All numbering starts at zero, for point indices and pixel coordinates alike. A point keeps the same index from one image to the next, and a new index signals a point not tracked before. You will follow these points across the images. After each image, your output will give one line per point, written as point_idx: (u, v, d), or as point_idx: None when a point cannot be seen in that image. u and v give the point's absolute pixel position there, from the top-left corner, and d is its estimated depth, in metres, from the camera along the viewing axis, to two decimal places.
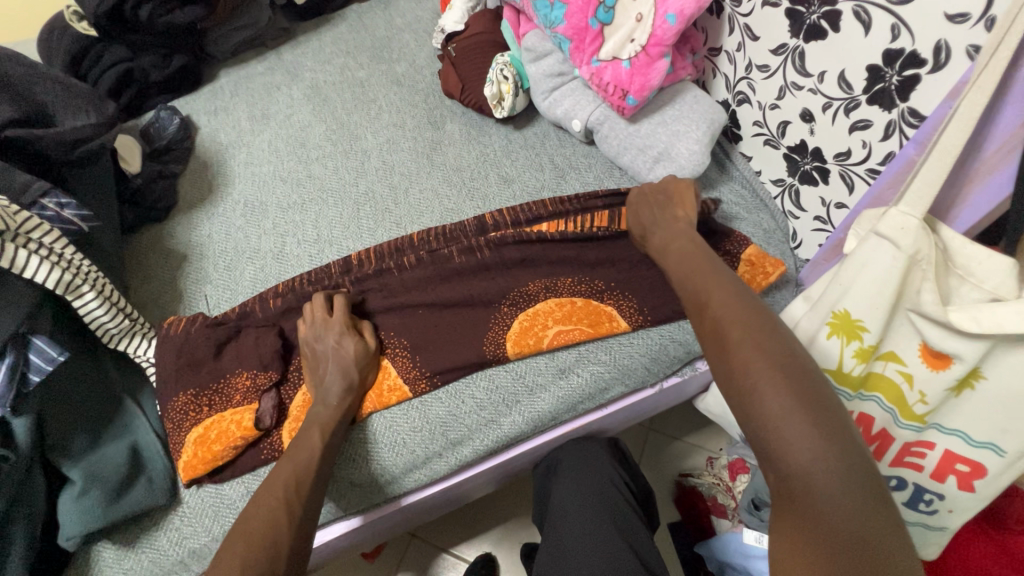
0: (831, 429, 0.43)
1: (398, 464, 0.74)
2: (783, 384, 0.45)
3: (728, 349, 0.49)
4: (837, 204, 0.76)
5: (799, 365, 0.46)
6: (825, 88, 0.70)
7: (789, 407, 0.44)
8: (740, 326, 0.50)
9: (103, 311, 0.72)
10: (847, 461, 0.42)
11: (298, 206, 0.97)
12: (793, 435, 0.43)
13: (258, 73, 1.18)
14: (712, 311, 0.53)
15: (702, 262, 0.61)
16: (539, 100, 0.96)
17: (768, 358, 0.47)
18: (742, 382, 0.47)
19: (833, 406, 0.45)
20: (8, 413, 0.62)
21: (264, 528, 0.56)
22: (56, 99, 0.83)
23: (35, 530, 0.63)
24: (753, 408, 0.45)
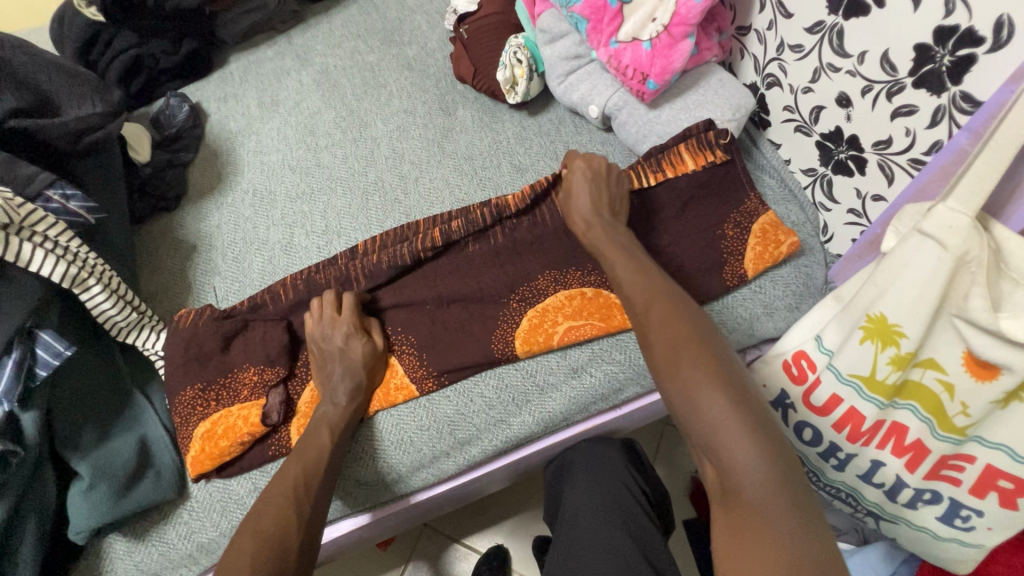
0: (771, 431, 0.43)
1: (406, 462, 0.72)
2: (727, 390, 0.45)
3: (672, 347, 0.49)
4: (873, 196, 0.70)
5: (729, 364, 0.48)
6: (866, 70, 0.64)
7: (736, 412, 0.44)
8: (679, 323, 0.51)
9: (110, 305, 0.72)
10: (757, 424, 0.43)
11: (307, 197, 0.94)
12: (716, 402, 0.44)
13: (268, 58, 1.15)
14: (656, 308, 0.54)
15: (634, 265, 0.61)
16: (554, 84, 0.91)
17: (713, 362, 0.47)
18: (683, 385, 0.47)
19: (738, 373, 0.47)
20: (16, 407, 0.62)
21: (273, 524, 0.55)
22: (60, 88, 0.80)
23: (45, 522, 0.63)
24: (691, 397, 0.46)
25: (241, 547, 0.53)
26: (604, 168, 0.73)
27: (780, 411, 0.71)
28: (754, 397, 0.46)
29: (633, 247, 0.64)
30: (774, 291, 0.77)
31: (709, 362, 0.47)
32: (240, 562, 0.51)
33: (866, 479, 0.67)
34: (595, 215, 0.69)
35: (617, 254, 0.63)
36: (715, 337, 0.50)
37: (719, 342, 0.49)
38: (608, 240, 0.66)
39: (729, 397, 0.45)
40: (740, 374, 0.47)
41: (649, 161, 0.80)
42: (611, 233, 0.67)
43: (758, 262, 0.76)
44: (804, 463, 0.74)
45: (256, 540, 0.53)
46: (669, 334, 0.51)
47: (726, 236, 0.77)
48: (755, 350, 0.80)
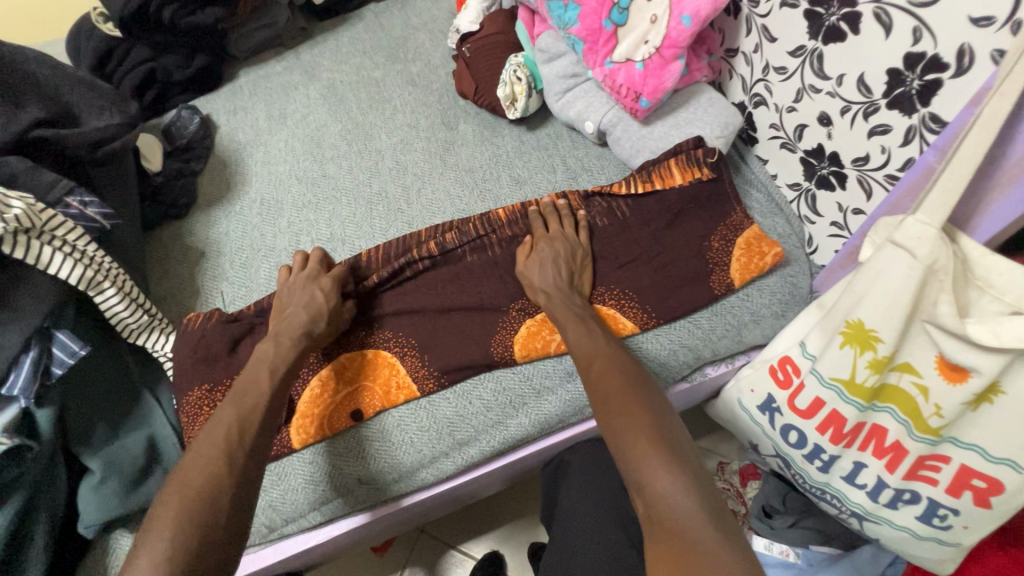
0: (685, 463, 0.54)
1: (405, 462, 0.75)
2: (647, 431, 0.57)
3: (606, 399, 0.62)
4: (854, 210, 0.74)
5: (655, 411, 0.59)
6: (844, 91, 0.68)
7: (653, 450, 0.54)
8: (615, 380, 0.64)
9: (123, 307, 0.74)
10: (672, 454, 0.54)
11: (313, 206, 0.98)
12: (637, 438, 0.56)
13: (277, 72, 1.20)
14: (597, 366, 0.66)
15: (585, 331, 0.71)
16: (552, 101, 0.96)
17: (637, 408, 0.59)
18: (616, 430, 0.58)
19: (663, 419, 0.59)
20: (31, 405, 0.64)
21: (201, 477, 0.57)
22: (81, 99, 0.84)
23: (55, 516, 0.65)
24: (620, 437, 0.57)
25: (172, 501, 0.55)
26: (575, 241, 0.81)
27: (767, 414, 0.76)
28: (675, 437, 0.57)
29: (584, 314, 0.74)
30: (761, 299, 0.80)
31: (635, 410, 0.59)
32: (167, 517, 0.53)
33: (850, 480, 0.71)
34: (558, 280, 0.76)
35: (571, 322, 0.72)
36: (645, 392, 0.62)
37: (649, 396, 0.62)
38: (566, 309, 0.74)
39: (649, 436, 0.56)
40: (665, 420, 0.59)
41: (641, 173, 0.86)
42: (568, 300, 0.75)
43: (745, 272, 0.79)
44: (792, 465, 0.77)
45: (186, 499, 0.55)
46: (608, 387, 0.63)
47: (714, 247, 0.81)
48: (744, 356, 0.82)
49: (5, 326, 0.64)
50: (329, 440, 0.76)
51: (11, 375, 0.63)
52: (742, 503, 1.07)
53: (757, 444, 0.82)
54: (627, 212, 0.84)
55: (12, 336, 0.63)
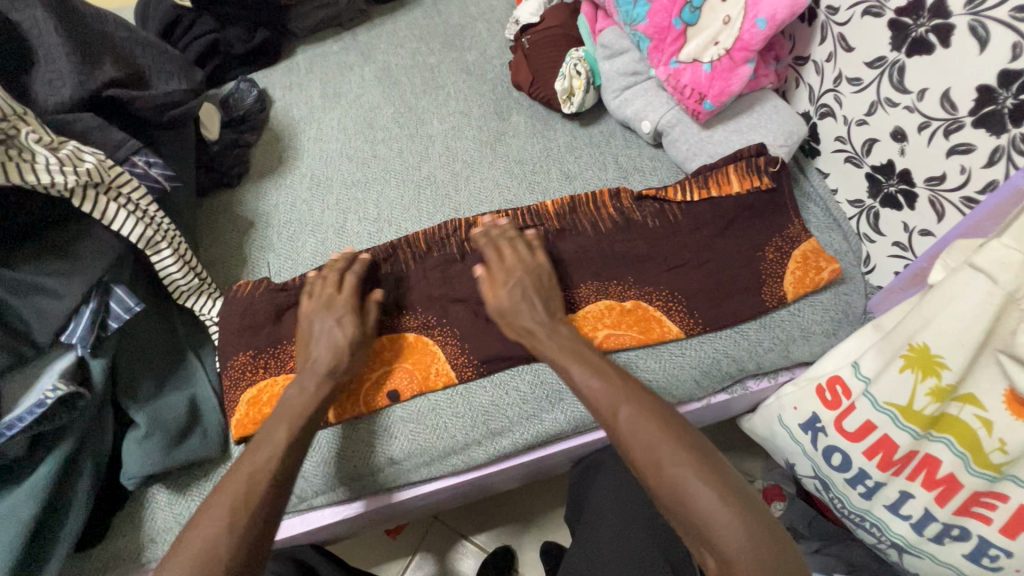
0: (753, 507, 0.53)
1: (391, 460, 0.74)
2: (708, 477, 0.54)
3: (650, 446, 0.57)
4: (920, 231, 0.71)
5: (701, 446, 0.57)
6: (924, 107, 0.66)
7: (725, 504, 0.53)
8: (649, 422, 0.58)
9: (176, 269, 0.75)
10: (735, 498, 0.53)
11: (362, 185, 0.99)
12: (703, 491, 0.53)
13: (334, 52, 1.21)
14: (623, 409, 0.60)
15: (596, 369, 0.64)
16: (609, 98, 0.95)
17: (689, 450, 0.56)
18: (671, 482, 0.55)
19: (709, 452, 0.57)
20: (88, 354, 0.66)
21: (230, 505, 0.55)
22: (152, 64, 0.84)
23: (99, 466, 0.67)
24: (681, 493, 0.54)
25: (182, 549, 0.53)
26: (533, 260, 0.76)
27: (809, 434, 0.74)
28: (728, 470, 0.56)
29: (578, 346, 0.68)
30: (813, 315, 0.78)
31: (684, 451, 0.56)
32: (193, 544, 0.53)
33: (894, 510, 0.68)
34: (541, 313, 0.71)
35: (563, 355, 0.67)
36: (682, 424, 0.59)
37: (687, 427, 0.59)
38: (554, 344, 0.68)
39: (712, 482, 0.54)
40: (713, 456, 0.57)
41: (697, 177, 0.84)
42: (552, 323, 0.71)
43: (798, 286, 0.77)
44: (830, 488, 0.75)
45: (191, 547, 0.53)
46: (644, 433, 0.58)
47: (767, 258, 0.79)
48: (788, 372, 0.80)
49: (69, 275, 0.65)
50: (352, 421, 0.76)
51: (71, 324, 0.65)
52: None
53: (793, 464, 0.80)
54: (679, 214, 0.83)
55: (75, 285, 0.65)
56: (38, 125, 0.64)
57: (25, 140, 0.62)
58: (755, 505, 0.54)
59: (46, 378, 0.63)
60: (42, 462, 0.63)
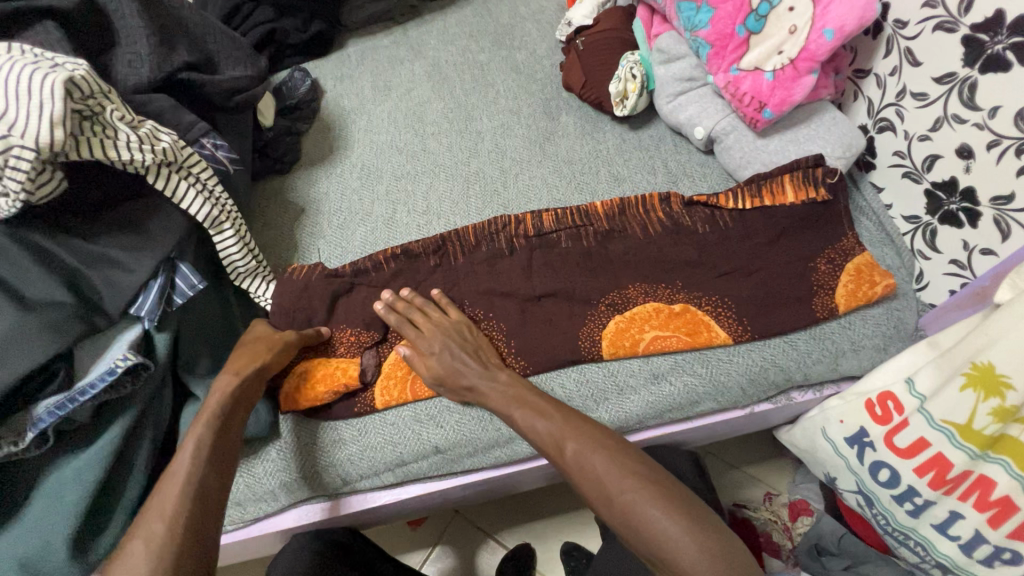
0: (696, 515, 0.57)
1: (367, 465, 0.75)
2: (647, 492, 0.58)
3: (593, 476, 0.61)
4: (981, 250, 0.71)
5: (643, 467, 0.61)
6: (995, 125, 0.65)
7: (672, 520, 0.56)
8: (593, 453, 0.63)
9: (236, 250, 0.77)
10: (676, 509, 0.57)
11: (411, 177, 1.00)
12: (643, 507, 0.57)
13: (384, 46, 1.23)
14: (566, 445, 0.64)
15: (538, 411, 0.68)
16: (662, 103, 0.95)
17: (634, 471, 0.61)
18: (617, 503, 0.59)
19: (651, 472, 0.61)
20: (152, 327, 0.68)
21: (181, 484, 0.57)
22: (221, 49, 0.86)
23: (158, 436, 0.69)
24: (626, 511, 0.58)
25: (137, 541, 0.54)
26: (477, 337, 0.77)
27: (855, 448, 0.73)
28: (668, 484, 0.60)
29: (518, 390, 0.71)
30: (863, 329, 0.78)
31: (626, 472, 0.61)
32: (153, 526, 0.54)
33: (941, 530, 0.67)
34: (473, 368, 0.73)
35: (515, 406, 0.70)
36: (623, 450, 0.63)
37: (628, 452, 0.63)
38: (499, 391, 0.71)
39: (655, 497, 0.58)
40: (655, 475, 0.61)
41: (750, 186, 0.84)
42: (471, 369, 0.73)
43: (850, 299, 0.77)
44: (874, 503, 0.74)
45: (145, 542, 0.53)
46: (588, 464, 0.62)
47: (819, 269, 0.79)
48: (834, 386, 0.80)
49: (140, 250, 0.67)
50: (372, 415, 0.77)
51: (140, 297, 0.67)
52: (788, 538, 1.06)
53: (834, 477, 0.80)
54: (730, 221, 0.83)
55: (145, 260, 0.67)
56: (119, 103, 0.65)
57: (108, 117, 0.63)
58: (699, 514, 0.57)
59: (114, 349, 0.65)
60: (107, 429, 0.65)
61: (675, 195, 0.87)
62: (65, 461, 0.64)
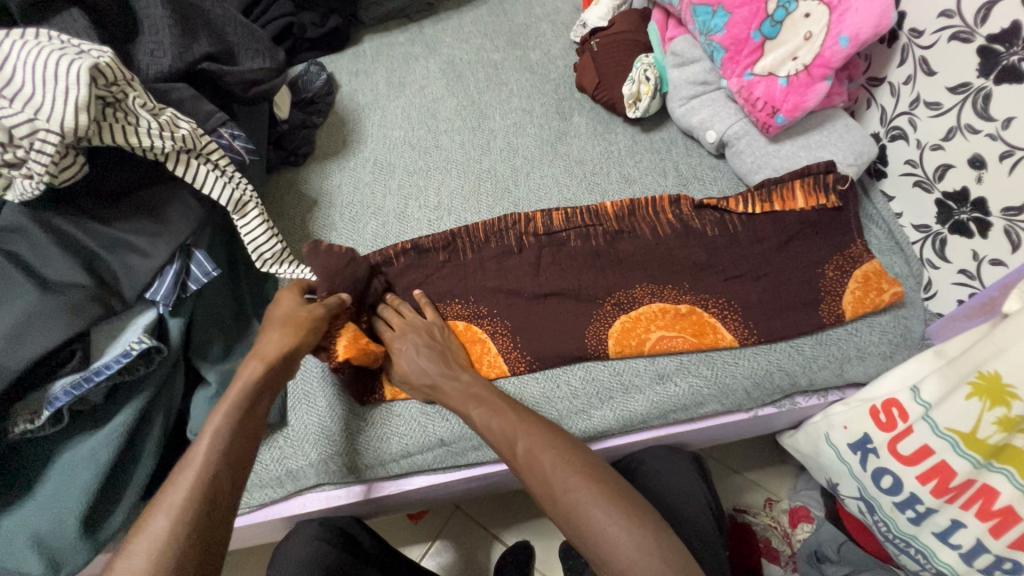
0: (645, 518, 0.55)
1: (383, 451, 0.76)
2: (597, 495, 0.57)
3: (544, 478, 0.59)
4: (991, 260, 0.71)
5: (594, 468, 0.60)
6: (1009, 135, 0.65)
7: (615, 521, 0.55)
8: (545, 453, 0.61)
9: (263, 235, 0.78)
10: (624, 512, 0.55)
11: (423, 173, 1.01)
12: (591, 509, 0.56)
13: (400, 42, 1.24)
14: (519, 444, 0.62)
15: (491, 408, 0.66)
16: (675, 106, 0.96)
17: (583, 472, 0.59)
18: (566, 505, 0.57)
19: (601, 472, 0.60)
20: (167, 312, 0.69)
21: (190, 477, 0.51)
22: (241, 41, 0.87)
23: (169, 420, 0.70)
24: (575, 513, 0.57)
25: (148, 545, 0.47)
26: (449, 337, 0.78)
27: (858, 455, 0.74)
28: (619, 487, 0.59)
29: (479, 388, 0.70)
30: (870, 336, 0.78)
31: (576, 472, 0.59)
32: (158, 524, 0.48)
33: (943, 538, 0.68)
34: (434, 364, 0.72)
35: (470, 404, 0.68)
36: (574, 450, 0.61)
37: (579, 453, 0.61)
38: (458, 390, 0.69)
39: (604, 499, 0.56)
40: (605, 476, 0.59)
41: (760, 191, 0.84)
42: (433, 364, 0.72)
43: (857, 306, 0.77)
44: (876, 510, 0.75)
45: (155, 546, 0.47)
46: (539, 464, 0.60)
47: (827, 275, 0.79)
48: (838, 392, 0.80)
49: (158, 236, 0.69)
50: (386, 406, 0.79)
51: (155, 283, 0.68)
52: (788, 543, 1.06)
53: (836, 483, 0.80)
54: (738, 225, 0.84)
55: (162, 245, 0.68)
56: (141, 90, 0.66)
57: (130, 103, 0.64)
58: (647, 517, 0.56)
59: (130, 332, 0.66)
60: (120, 410, 0.66)
61: (684, 198, 0.88)
62: (79, 441, 0.65)
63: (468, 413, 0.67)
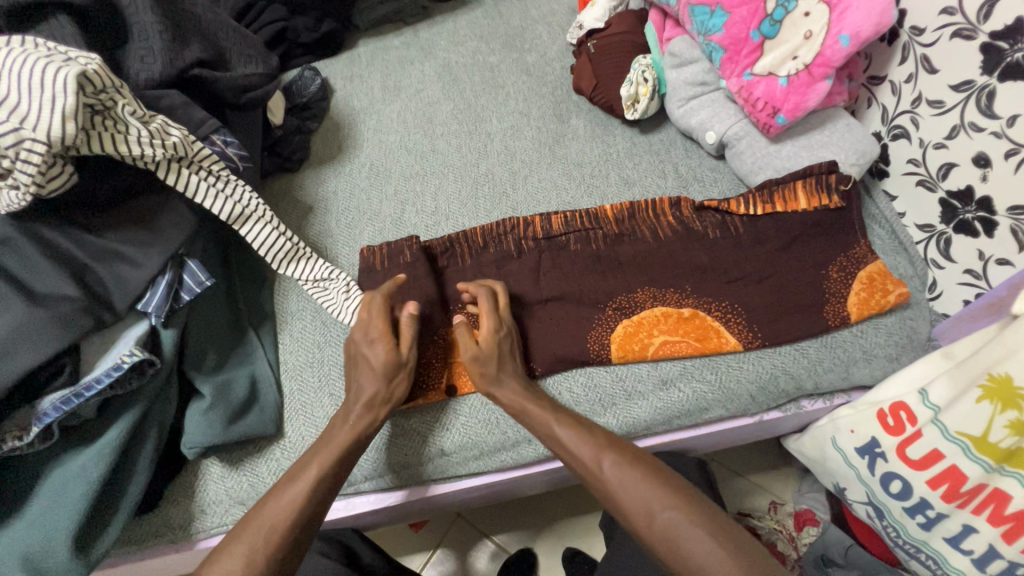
0: (747, 546, 0.55)
1: (450, 448, 0.75)
2: (695, 520, 0.56)
3: (639, 500, 0.59)
4: (998, 259, 0.70)
5: (686, 492, 0.59)
6: (1014, 133, 0.64)
7: (715, 544, 0.54)
8: (639, 475, 0.60)
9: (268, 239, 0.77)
10: (726, 538, 0.55)
11: (420, 178, 1.00)
12: (692, 535, 0.55)
13: (395, 46, 1.23)
14: (606, 463, 0.62)
15: (571, 425, 0.66)
16: (673, 107, 0.95)
17: (677, 496, 0.58)
18: (661, 531, 0.56)
19: (693, 497, 0.59)
20: (160, 324, 0.68)
21: (265, 527, 0.58)
22: (234, 46, 0.87)
23: (163, 433, 0.68)
24: (675, 538, 0.56)
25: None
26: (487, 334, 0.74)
27: (866, 459, 0.72)
28: (714, 513, 0.58)
29: (546, 404, 0.69)
30: (876, 338, 0.77)
31: (669, 496, 0.58)
32: (232, 567, 0.55)
33: (954, 543, 0.66)
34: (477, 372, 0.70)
35: (548, 420, 0.67)
36: (664, 473, 0.61)
37: (668, 476, 0.61)
38: (529, 408, 0.68)
39: (702, 525, 0.56)
40: (699, 500, 0.59)
41: (762, 192, 0.83)
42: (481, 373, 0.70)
43: (862, 307, 0.76)
44: (885, 515, 0.73)
45: None
46: (632, 487, 0.60)
47: (831, 277, 0.78)
48: (844, 395, 0.79)
49: (149, 246, 0.67)
50: (403, 412, 0.76)
51: (147, 293, 0.67)
52: (794, 547, 1.04)
53: (843, 488, 0.79)
54: (740, 227, 0.83)
55: (153, 256, 0.67)
56: (131, 97, 0.65)
57: (120, 112, 0.63)
58: (748, 547, 0.55)
59: (121, 344, 0.65)
60: (112, 425, 0.65)
61: (684, 200, 0.87)
62: (69, 457, 0.64)
63: (541, 427, 0.67)
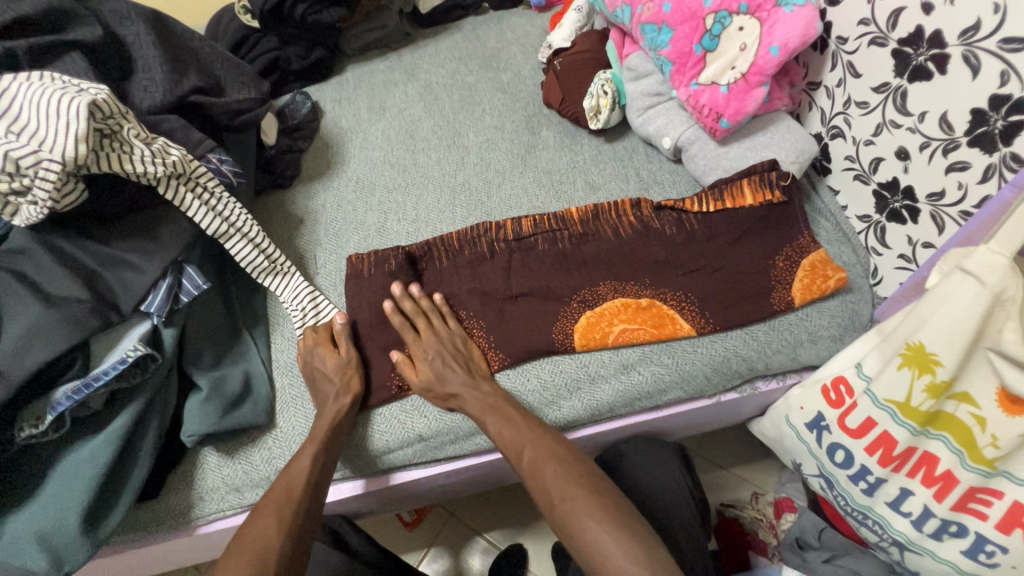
0: (634, 531, 0.63)
1: (395, 439, 0.80)
2: (590, 508, 0.65)
3: (546, 488, 0.69)
4: (924, 243, 0.76)
5: (591, 483, 0.68)
6: (925, 128, 0.71)
7: (603, 528, 0.63)
8: (549, 466, 0.70)
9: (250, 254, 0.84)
10: (616, 523, 0.64)
11: (402, 189, 1.08)
12: (585, 521, 0.64)
13: (380, 70, 1.32)
14: (525, 454, 0.72)
15: (501, 416, 0.75)
16: (633, 116, 1.03)
17: (580, 486, 0.68)
18: (563, 515, 0.66)
19: (597, 488, 0.68)
20: (162, 322, 0.75)
21: (280, 501, 0.68)
22: (227, 75, 0.96)
23: (164, 423, 0.75)
24: (571, 523, 0.65)
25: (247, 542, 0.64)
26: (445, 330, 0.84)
27: (815, 432, 0.78)
28: (615, 501, 0.67)
29: (496, 399, 0.77)
30: (821, 320, 0.83)
31: (574, 485, 0.68)
32: (263, 528, 0.66)
33: (895, 506, 0.72)
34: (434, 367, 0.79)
35: (485, 413, 0.75)
36: (576, 465, 0.70)
37: (579, 468, 0.70)
38: (473, 400, 0.76)
39: (596, 514, 0.65)
40: (602, 491, 0.68)
41: (713, 190, 0.90)
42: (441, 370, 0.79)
43: (806, 292, 0.82)
44: (835, 485, 0.78)
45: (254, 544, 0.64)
46: (544, 474, 0.69)
47: (778, 266, 0.84)
48: (797, 375, 0.85)
49: (152, 253, 0.75)
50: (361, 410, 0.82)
51: (149, 296, 0.74)
52: (773, 534, 1.07)
53: (799, 463, 0.84)
54: (694, 223, 0.89)
55: (155, 261, 0.74)
56: (135, 122, 0.73)
57: (126, 134, 0.71)
58: (635, 530, 0.63)
59: (127, 341, 0.72)
60: (118, 415, 0.71)
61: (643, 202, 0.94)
62: (80, 445, 0.70)
63: (484, 416, 0.75)
